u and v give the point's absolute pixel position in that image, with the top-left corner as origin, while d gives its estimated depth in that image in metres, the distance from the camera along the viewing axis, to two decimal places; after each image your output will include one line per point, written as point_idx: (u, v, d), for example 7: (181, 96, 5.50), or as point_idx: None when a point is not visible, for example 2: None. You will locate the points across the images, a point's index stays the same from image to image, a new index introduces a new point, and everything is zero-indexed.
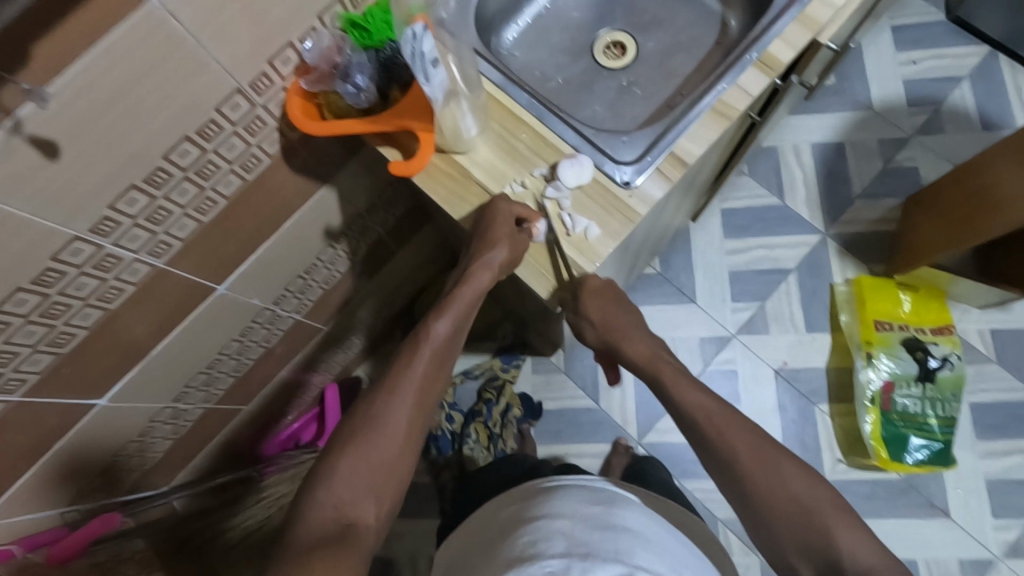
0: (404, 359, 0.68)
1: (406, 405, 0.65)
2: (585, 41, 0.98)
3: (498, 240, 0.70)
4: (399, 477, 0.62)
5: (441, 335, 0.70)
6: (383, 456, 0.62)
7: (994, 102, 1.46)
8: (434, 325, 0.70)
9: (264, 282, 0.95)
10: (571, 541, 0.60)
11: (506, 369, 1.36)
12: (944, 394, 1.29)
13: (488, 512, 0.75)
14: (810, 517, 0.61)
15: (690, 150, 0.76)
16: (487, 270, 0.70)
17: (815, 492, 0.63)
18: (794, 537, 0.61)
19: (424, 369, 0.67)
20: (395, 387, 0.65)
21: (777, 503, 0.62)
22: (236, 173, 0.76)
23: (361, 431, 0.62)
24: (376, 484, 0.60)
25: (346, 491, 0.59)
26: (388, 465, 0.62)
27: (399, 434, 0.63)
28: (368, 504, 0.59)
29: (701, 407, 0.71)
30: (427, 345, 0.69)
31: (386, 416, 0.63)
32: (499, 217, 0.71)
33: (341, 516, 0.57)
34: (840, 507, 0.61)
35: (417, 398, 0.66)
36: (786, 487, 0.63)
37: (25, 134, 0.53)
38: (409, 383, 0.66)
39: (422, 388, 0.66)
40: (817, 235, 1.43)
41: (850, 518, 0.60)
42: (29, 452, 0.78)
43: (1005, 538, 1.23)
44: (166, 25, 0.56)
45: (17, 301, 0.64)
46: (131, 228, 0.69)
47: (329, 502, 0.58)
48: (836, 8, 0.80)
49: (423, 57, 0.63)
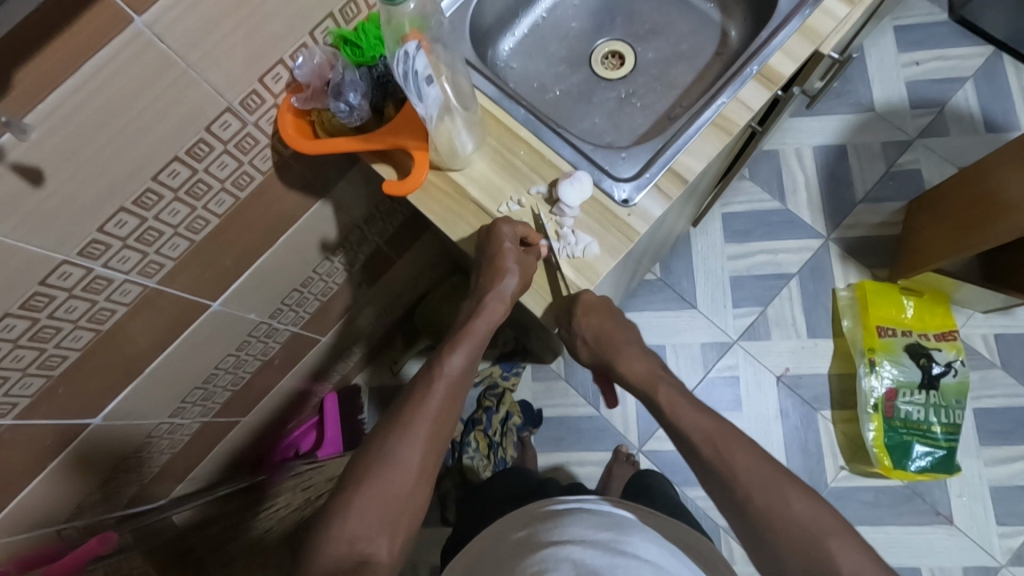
0: (417, 395, 0.67)
1: (421, 439, 0.64)
2: (582, 51, 0.96)
3: (509, 270, 0.69)
4: (413, 512, 0.63)
5: (455, 369, 0.69)
6: (399, 494, 0.62)
7: (998, 103, 1.44)
8: (450, 359, 0.69)
9: (261, 295, 0.94)
10: (581, 572, 0.60)
11: (506, 376, 1.34)
12: (948, 400, 1.28)
13: (495, 530, 0.73)
14: (816, 541, 0.58)
15: (689, 167, 0.74)
16: (501, 301, 0.70)
17: (829, 520, 0.60)
18: (798, 557, 0.59)
19: (437, 405, 0.67)
20: (410, 424, 0.65)
21: (797, 526, 0.61)
22: (228, 191, 0.75)
23: (376, 466, 0.63)
24: (389, 520, 0.61)
25: (360, 526, 0.60)
26: (400, 498, 0.62)
27: (413, 471, 0.63)
28: (382, 538, 0.60)
29: (703, 424, 0.69)
30: (443, 379, 0.68)
31: (399, 454, 0.63)
32: (506, 242, 0.70)
33: (355, 552, 0.58)
34: (850, 530, 0.59)
35: (433, 431, 0.65)
36: (786, 507, 0.61)
37: (9, 161, 0.52)
38: (423, 418, 0.65)
39: (439, 421, 0.66)
40: (819, 240, 1.41)
41: (862, 542, 0.58)
42: (23, 472, 0.77)
43: (1009, 546, 1.22)
44: (152, 47, 0.55)
45: (6, 325, 0.63)
46: (122, 250, 0.68)
47: (343, 537, 0.59)
48: (839, 18, 0.78)
49: (416, 77, 0.62)
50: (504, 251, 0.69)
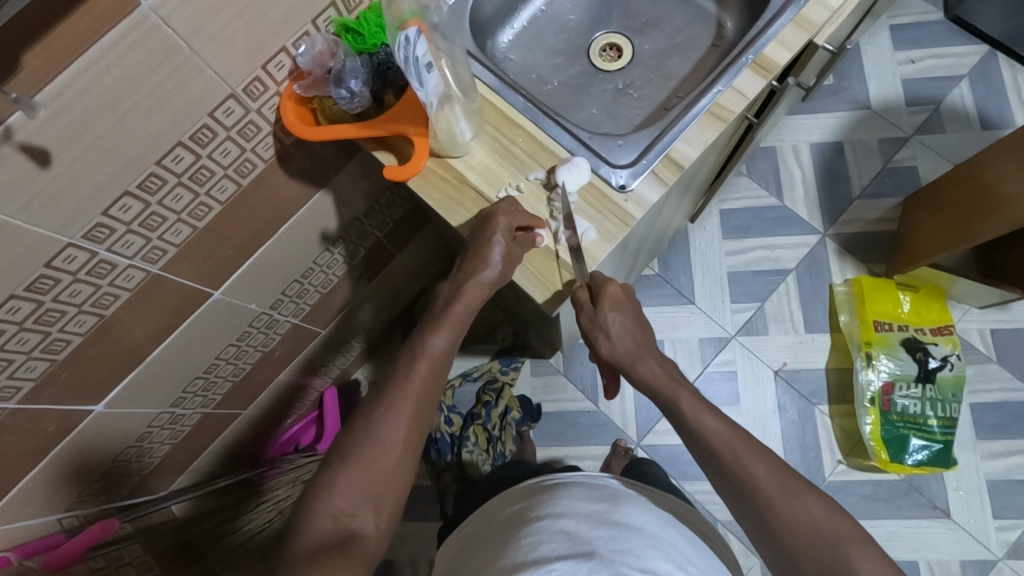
0: (398, 377, 0.67)
1: (404, 418, 0.65)
2: (580, 43, 0.98)
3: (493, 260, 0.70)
4: (397, 486, 0.63)
5: (438, 349, 0.69)
6: (384, 469, 0.63)
7: (992, 101, 1.46)
8: (431, 339, 0.69)
9: (262, 285, 0.95)
10: (574, 541, 0.60)
11: (506, 370, 1.35)
12: (944, 395, 1.29)
13: (491, 506, 0.76)
14: (830, 547, 0.59)
15: (685, 153, 0.75)
16: (482, 288, 0.70)
17: (838, 523, 0.60)
18: (812, 560, 0.60)
19: (419, 385, 0.67)
20: (394, 402, 0.65)
21: (789, 515, 0.62)
22: (230, 178, 0.75)
23: (361, 443, 0.63)
24: (373, 495, 0.62)
25: (345, 501, 0.60)
26: (388, 478, 0.63)
27: (397, 447, 0.64)
28: (368, 514, 0.61)
29: (720, 429, 0.68)
30: (425, 358, 0.68)
31: (381, 433, 0.63)
32: (499, 234, 0.70)
33: (341, 526, 0.59)
34: (860, 536, 0.60)
35: (414, 412, 0.66)
36: (795, 507, 0.62)
37: (18, 141, 0.53)
38: (406, 397, 0.66)
39: (421, 401, 0.67)
40: (816, 235, 1.42)
41: (872, 547, 0.59)
42: (26, 458, 0.77)
43: (1006, 539, 1.23)
44: (158, 31, 0.56)
45: (11, 308, 0.64)
46: (126, 235, 0.69)
47: (328, 512, 0.59)
48: (833, 9, 0.79)
49: (416, 61, 0.63)
50: (491, 244, 0.70)
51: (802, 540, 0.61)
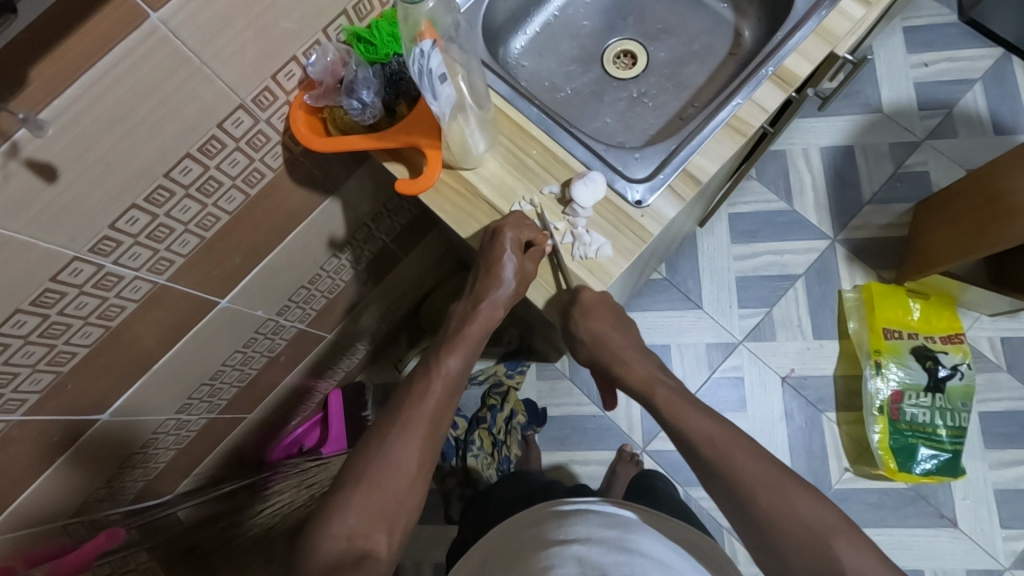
0: (416, 394, 0.67)
1: (419, 442, 0.64)
2: (594, 50, 0.96)
3: (505, 279, 0.69)
4: (410, 508, 0.62)
5: (453, 369, 0.68)
6: (398, 488, 0.62)
7: (1007, 105, 1.44)
8: (445, 360, 0.68)
9: (268, 293, 0.94)
10: (585, 566, 0.61)
11: (512, 374, 1.33)
12: (954, 404, 1.27)
13: (505, 528, 0.73)
14: (818, 537, 0.58)
15: (703, 167, 0.74)
16: (495, 308, 0.70)
17: (824, 514, 0.59)
18: (801, 554, 0.58)
19: (434, 405, 0.66)
20: (408, 424, 0.64)
21: (775, 511, 0.60)
22: (238, 188, 0.74)
23: (371, 465, 0.62)
24: (388, 515, 0.61)
25: (359, 522, 0.59)
26: (401, 497, 0.62)
27: (412, 468, 0.63)
28: (382, 533, 0.60)
29: (705, 428, 0.68)
30: (439, 379, 0.67)
31: (396, 457, 0.63)
32: (507, 253, 0.68)
33: (355, 546, 0.58)
34: (843, 522, 0.59)
35: (429, 431, 0.65)
36: (793, 508, 0.60)
37: (23, 157, 0.51)
38: (420, 419, 0.65)
39: (435, 421, 0.66)
40: (826, 240, 1.41)
41: (857, 534, 0.58)
42: (30, 469, 0.76)
43: (1013, 549, 1.22)
44: (167, 43, 0.54)
45: (15, 322, 0.62)
46: (132, 247, 0.68)
47: (343, 532, 0.59)
48: (855, 20, 0.78)
49: (431, 74, 0.61)
50: (502, 260, 0.68)
51: (789, 534, 0.59)
